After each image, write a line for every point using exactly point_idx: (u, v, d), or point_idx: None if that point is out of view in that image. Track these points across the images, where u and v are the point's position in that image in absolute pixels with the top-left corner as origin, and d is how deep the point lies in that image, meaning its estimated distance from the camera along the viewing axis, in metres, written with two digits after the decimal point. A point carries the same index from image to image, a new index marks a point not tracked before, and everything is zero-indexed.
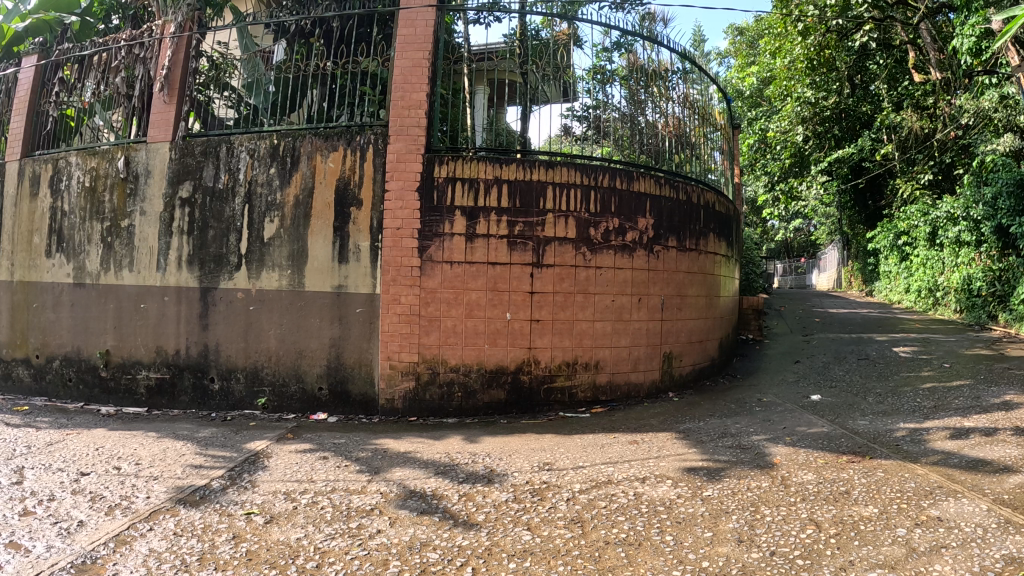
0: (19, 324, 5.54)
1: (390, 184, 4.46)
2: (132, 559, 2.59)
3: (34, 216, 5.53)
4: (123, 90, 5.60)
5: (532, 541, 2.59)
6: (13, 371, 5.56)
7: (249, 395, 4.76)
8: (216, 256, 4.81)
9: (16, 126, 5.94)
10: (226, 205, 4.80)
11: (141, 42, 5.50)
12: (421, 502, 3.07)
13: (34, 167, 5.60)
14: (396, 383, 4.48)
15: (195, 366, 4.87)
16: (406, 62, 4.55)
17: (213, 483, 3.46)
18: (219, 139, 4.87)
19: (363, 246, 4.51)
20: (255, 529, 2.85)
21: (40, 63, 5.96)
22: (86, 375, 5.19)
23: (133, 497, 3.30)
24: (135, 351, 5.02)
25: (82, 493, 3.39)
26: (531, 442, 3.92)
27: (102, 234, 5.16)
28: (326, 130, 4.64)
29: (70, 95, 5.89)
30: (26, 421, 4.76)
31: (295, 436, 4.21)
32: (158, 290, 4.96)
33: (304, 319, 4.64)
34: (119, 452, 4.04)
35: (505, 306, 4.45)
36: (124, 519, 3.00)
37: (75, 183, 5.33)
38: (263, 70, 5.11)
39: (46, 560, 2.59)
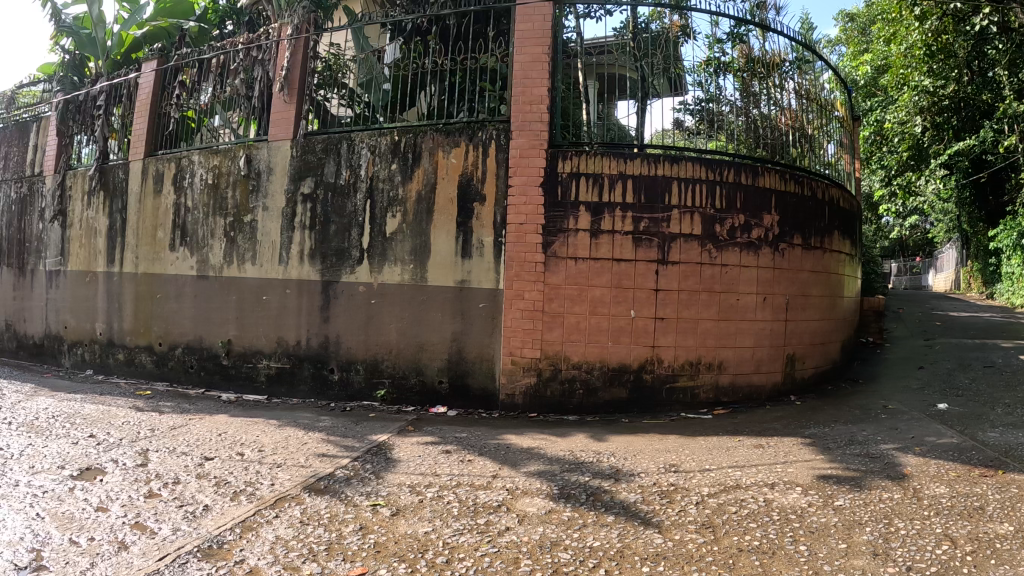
0: (143, 313, 5.86)
1: (514, 179, 4.50)
2: (260, 544, 2.68)
3: (158, 212, 5.81)
4: (242, 92, 5.85)
5: (664, 544, 2.56)
6: (137, 357, 5.88)
7: (368, 386, 4.87)
8: (338, 250, 4.94)
9: (139, 127, 6.29)
10: (348, 200, 4.92)
11: (259, 44, 5.70)
12: (548, 501, 3.07)
13: (158, 166, 5.89)
14: (518, 378, 4.50)
15: (315, 356, 5.02)
16: (525, 57, 4.57)
17: (337, 474, 3.57)
18: (340, 136, 5.00)
19: (487, 242, 4.56)
20: (382, 522, 2.91)
21: (161, 68, 6.30)
22: (207, 363, 5.44)
23: (258, 484, 3.41)
24: (256, 341, 5.22)
25: (208, 477, 3.54)
26: (653, 442, 3.88)
27: (224, 228, 5.38)
28: (447, 126, 4.71)
29: (190, 97, 6.18)
30: (151, 405, 5.02)
31: (416, 430, 4.30)
32: (280, 282, 5.13)
33: (425, 312, 4.71)
34: (243, 439, 4.20)
35: (629, 303, 4.42)
36: (252, 505, 3.11)
37: (198, 180, 5.57)
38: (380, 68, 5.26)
39: (173, 543, 2.70)
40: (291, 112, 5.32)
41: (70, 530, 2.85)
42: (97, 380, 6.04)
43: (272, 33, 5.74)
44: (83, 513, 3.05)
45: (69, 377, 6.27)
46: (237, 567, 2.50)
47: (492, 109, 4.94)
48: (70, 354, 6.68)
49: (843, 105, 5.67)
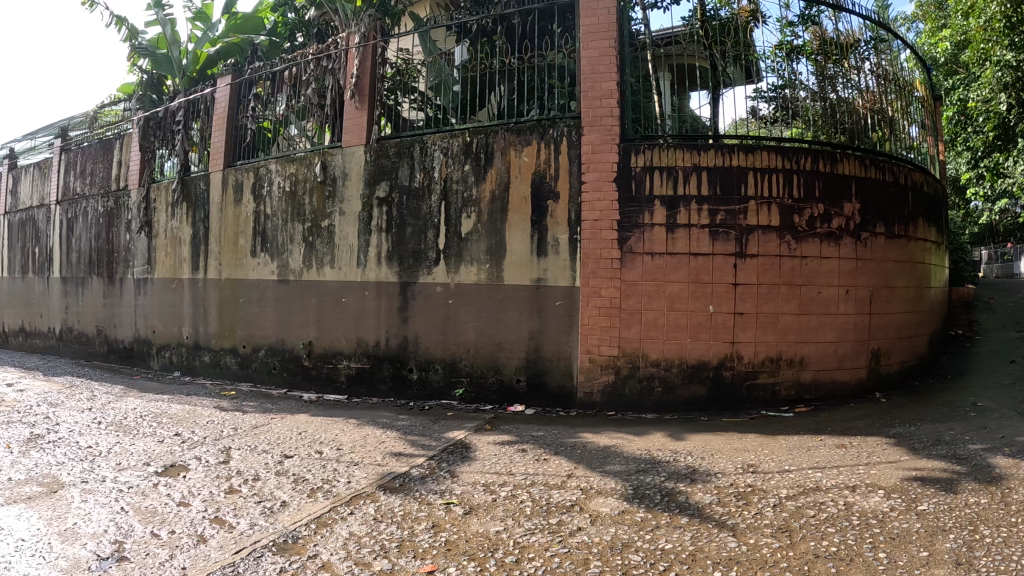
0: (228, 317, 6.21)
1: (587, 175, 4.51)
2: (333, 540, 2.85)
3: (238, 220, 6.14)
4: (315, 100, 5.98)
5: (737, 548, 2.51)
6: (222, 360, 6.28)
7: (447, 385, 4.98)
8: (414, 251, 5.08)
9: (218, 141, 6.54)
10: (423, 202, 5.06)
11: (329, 54, 5.86)
12: (622, 501, 3.07)
13: (237, 176, 6.18)
14: (595, 375, 4.51)
15: (395, 356, 5.17)
16: (593, 52, 4.56)
17: (413, 471, 3.71)
18: (412, 140, 5.13)
19: (562, 240, 4.58)
20: (454, 520, 2.98)
21: (234, 81, 6.56)
22: (289, 363, 5.73)
23: (335, 480, 3.68)
24: (336, 342, 5.44)
25: (286, 475, 3.84)
26: (732, 442, 3.82)
27: (304, 233, 5.63)
28: (518, 124, 4.75)
29: (265, 109, 6.38)
30: (235, 404, 5.33)
31: (493, 428, 4.37)
32: (359, 285, 5.32)
33: (501, 311, 4.78)
34: (322, 438, 4.42)
35: (707, 298, 4.36)
36: (327, 502, 3.35)
37: (275, 188, 5.81)
38: (449, 71, 5.31)
39: (249, 537, 2.96)
40: (363, 118, 5.48)
41: (151, 522, 3.20)
42: (184, 380, 6.53)
43: (340, 42, 5.88)
44: (165, 507, 3.44)
45: (155, 379, 6.81)
46: (310, 562, 2.66)
47: (562, 106, 4.95)
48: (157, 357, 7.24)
49: (923, 85, 5.50)
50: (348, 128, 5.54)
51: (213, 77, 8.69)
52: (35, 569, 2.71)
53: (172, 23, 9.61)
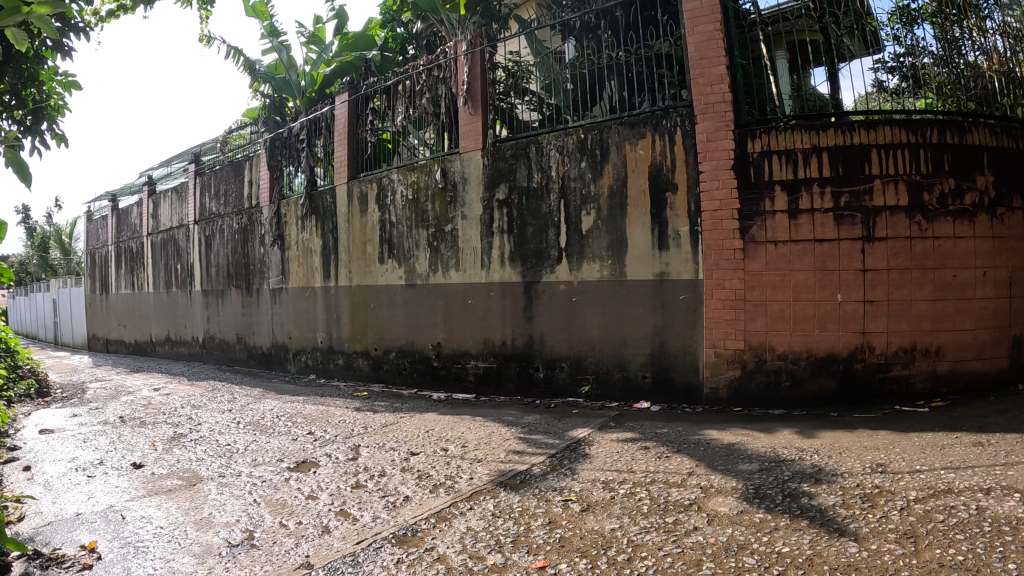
0: (360, 321, 7.07)
1: (705, 164, 4.72)
2: (450, 533, 3.28)
3: (365, 229, 6.98)
4: (431, 110, 6.47)
5: (858, 554, 2.50)
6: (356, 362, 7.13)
7: (573, 381, 5.45)
8: (536, 251, 5.60)
9: (342, 154, 7.36)
10: (543, 202, 5.56)
11: (438, 63, 6.39)
12: (742, 501, 3.13)
13: (362, 188, 7.02)
14: (721, 370, 4.72)
15: (521, 355, 5.71)
16: (698, 38, 4.77)
17: (534, 469, 4.12)
18: (528, 140, 5.66)
19: (683, 231, 4.86)
20: (571, 516, 3.29)
21: (354, 97, 7.31)
22: (419, 364, 6.44)
23: (456, 477, 4.12)
24: (462, 343, 6.08)
25: (411, 471, 4.28)
26: (860, 440, 3.74)
27: (429, 239, 6.36)
28: (631, 118, 5.09)
29: (384, 120, 7.00)
30: (367, 404, 5.90)
31: (618, 425, 4.69)
32: (483, 286, 5.94)
33: (624, 306, 5.17)
34: (448, 435, 4.85)
35: (835, 286, 4.43)
36: (447, 498, 3.80)
37: (398, 196, 6.63)
38: (559, 70, 5.69)
39: (370, 529, 3.47)
40: (479, 122, 6.03)
41: (280, 514, 3.79)
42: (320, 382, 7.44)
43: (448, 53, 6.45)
44: (295, 499, 3.99)
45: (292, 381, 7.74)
46: (426, 553, 3.06)
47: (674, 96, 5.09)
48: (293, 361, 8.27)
49: None
50: (463, 133, 6.10)
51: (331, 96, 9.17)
52: (175, 552, 3.38)
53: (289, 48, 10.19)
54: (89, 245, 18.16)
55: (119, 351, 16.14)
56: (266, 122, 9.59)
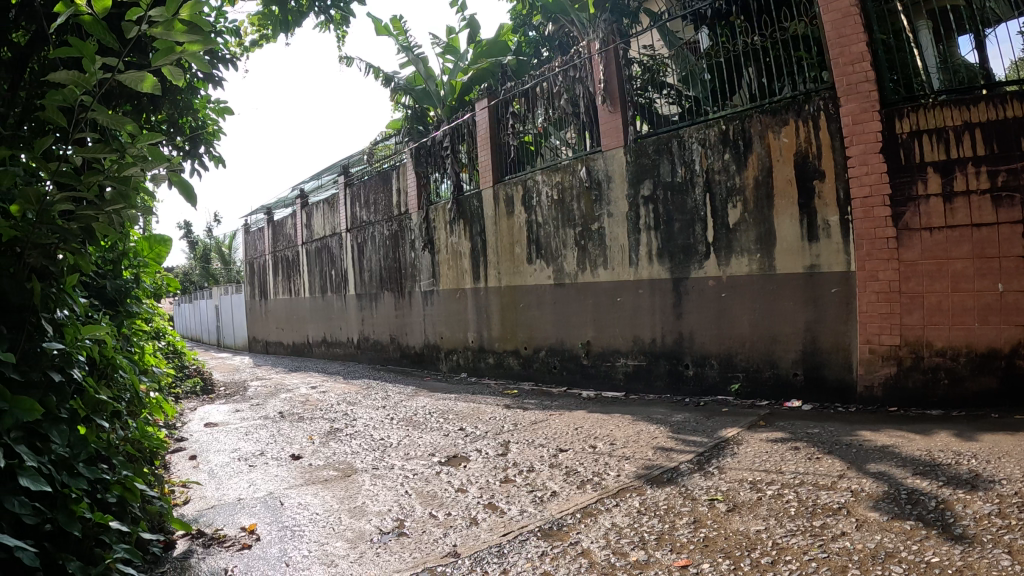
0: (509, 319, 8.08)
1: (853, 148, 4.92)
2: (595, 530, 3.40)
3: (513, 230, 7.96)
4: (570, 109, 7.23)
5: (1009, 567, 2.57)
6: (506, 361, 8.14)
7: (723, 379, 5.83)
8: (684, 247, 6.07)
9: (486, 158, 8.33)
10: (688, 196, 6.02)
11: (574, 65, 7.13)
12: (892, 506, 3.24)
13: (508, 190, 8.01)
14: (876, 368, 4.87)
15: (671, 353, 6.20)
16: (835, 15, 4.99)
17: (681, 467, 4.21)
18: (669, 135, 6.15)
19: (833, 221, 5.09)
20: (717, 516, 3.44)
21: (493, 103, 8.26)
22: (570, 361, 7.23)
23: (603, 474, 4.16)
24: (613, 340, 6.73)
25: (559, 467, 4.36)
26: (1022, 443, 3.80)
27: (576, 238, 7.11)
28: (773, 106, 5.40)
29: (524, 124, 7.88)
30: (517, 402, 6.36)
31: (768, 424, 4.92)
32: (633, 283, 6.54)
33: (774, 301, 5.47)
34: (596, 432, 4.97)
35: (995, 275, 4.44)
36: (595, 494, 3.88)
37: (544, 197, 7.49)
38: (695, 61, 6.09)
39: (518, 522, 3.58)
40: (618, 119, 6.62)
41: (430, 505, 3.96)
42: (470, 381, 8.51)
43: (582, 53, 7.15)
44: (445, 492, 4.15)
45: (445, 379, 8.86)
46: (569, 547, 3.22)
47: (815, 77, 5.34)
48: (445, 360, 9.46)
49: None
50: (605, 131, 6.74)
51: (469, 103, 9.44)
52: (331, 536, 3.64)
53: (425, 60, 10.58)
54: (247, 254, 19.58)
55: (278, 351, 17.47)
56: (409, 132, 10.26)
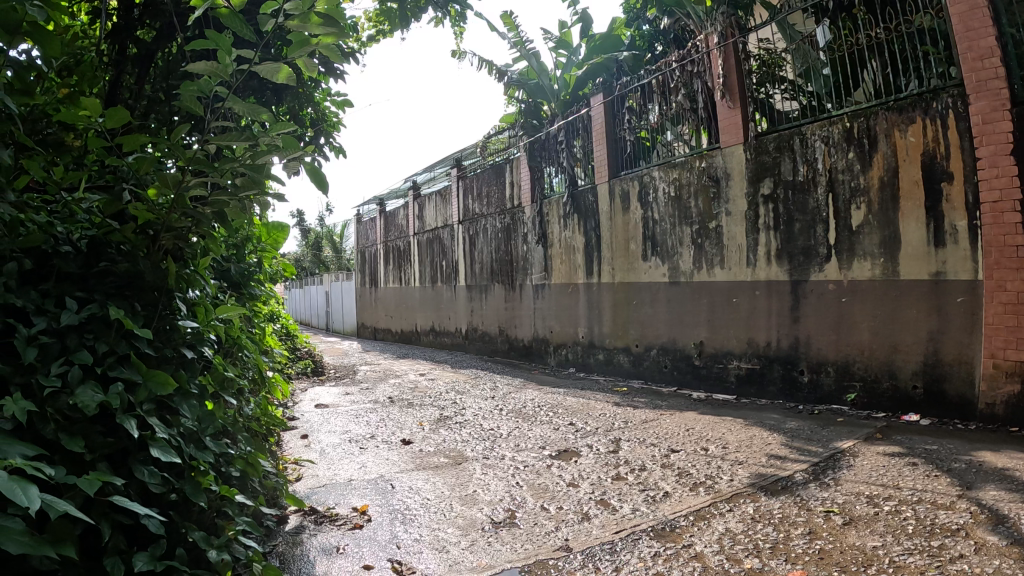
0: (619, 315, 9.00)
1: (983, 149, 4.93)
2: (708, 533, 3.36)
3: (628, 226, 8.75)
4: (686, 103, 7.76)
5: None
6: (617, 357, 9.03)
7: (840, 388, 5.98)
8: (805, 249, 6.32)
9: (602, 152, 9.19)
10: (809, 196, 6.26)
11: (691, 59, 7.59)
12: (1012, 530, 3.15)
13: (623, 186, 8.82)
14: (1000, 384, 4.86)
15: (786, 358, 6.49)
16: (962, 7, 5.02)
17: (796, 476, 4.15)
18: (791, 133, 6.42)
19: (960, 226, 5.14)
20: (832, 529, 3.36)
21: (610, 98, 9.07)
22: (682, 361, 7.77)
23: (716, 478, 4.20)
24: (727, 342, 7.17)
25: (671, 467, 4.46)
26: None
27: (692, 236, 7.66)
28: (899, 103, 5.53)
29: (640, 120, 8.60)
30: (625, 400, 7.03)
31: (884, 437, 4.90)
32: (750, 284, 6.91)
33: (896, 308, 5.55)
34: (708, 436, 5.15)
35: None
36: (708, 497, 3.87)
37: (660, 192, 8.14)
38: (815, 55, 6.42)
39: (630, 521, 3.58)
40: (739, 114, 7.02)
41: (542, 498, 4.02)
42: (578, 375, 9.58)
43: (700, 47, 7.57)
44: (556, 486, 4.21)
45: (554, 373, 10.03)
46: (682, 549, 3.19)
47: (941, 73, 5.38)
48: (555, 353, 10.57)
49: None
50: (722, 126, 7.17)
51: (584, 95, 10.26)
52: (443, 521, 3.73)
53: (537, 55, 10.66)
54: (358, 244, 20.36)
55: (385, 338, 18.11)
56: (525, 126, 11.42)
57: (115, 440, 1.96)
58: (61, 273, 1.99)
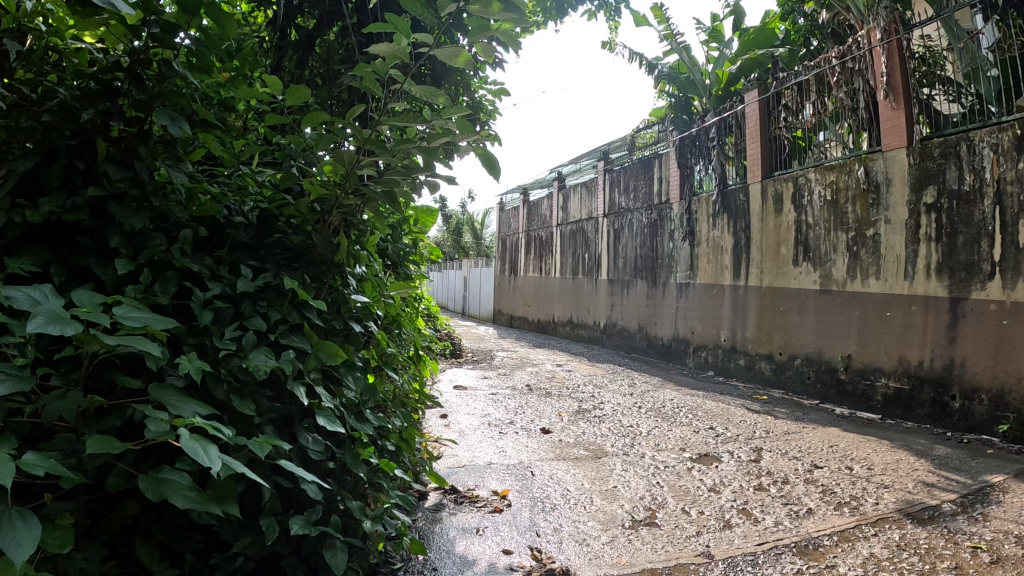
0: (767, 322, 9.66)
1: None
2: (851, 555, 3.52)
3: (782, 230, 9.41)
4: (847, 103, 8.15)
5: None
6: (759, 363, 9.82)
7: (992, 418, 5.95)
8: (967, 266, 6.31)
9: (757, 149, 9.84)
10: (975, 207, 6.24)
11: (853, 57, 7.95)
12: None
13: (777, 188, 9.48)
14: None
15: (936, 382, 6.61)
16: None
17: (943, 506, 4.21)
18: (957, 140, 6.45)
19: None
20: (977, 566, 3.38)
21: (763, 96, 9.61)
22: (828, 376, 8.37)
23: (861, 499, 4.46)
24: (875, 359, 7.58)
25: (816, 484, 4.92)
26: None
27: (847, 243, 8.13)
28: None
29: (796, 118, 9.16)
30: (767, 410, 8.23)
31: None
32: (907, 299, 7.03)
33: None
34: (853, 455, 5.82)
35: None
36: (853, 519, 4.08)
37: (817, 198, 8.73)
38: (980, 59, 6.60)
39: (775, 535, 3.90)
40: (903, 116, 7.07)
41: (685, 501, 4.65)
42: (719, 379, 10.43)
43: (860, 45, 7.90)
44: (700, 491, 4.86)
45: (692, 375, 10.96)
46: (826, 568, 3.37)
47: None
48: (693, 355, 11.43)
49: None
50: (887, 129, 7.29)
51: (737, 92, 10.55)
52: (590, 517, 4.32)
53: (688, 48, 10.47)
54: (501, 231, 20.74)
55: (519, 326, 18.42)
56: (674, 120, 11.84)
57: (281, 406, 2.28)
58: (235, 242, 2.44)
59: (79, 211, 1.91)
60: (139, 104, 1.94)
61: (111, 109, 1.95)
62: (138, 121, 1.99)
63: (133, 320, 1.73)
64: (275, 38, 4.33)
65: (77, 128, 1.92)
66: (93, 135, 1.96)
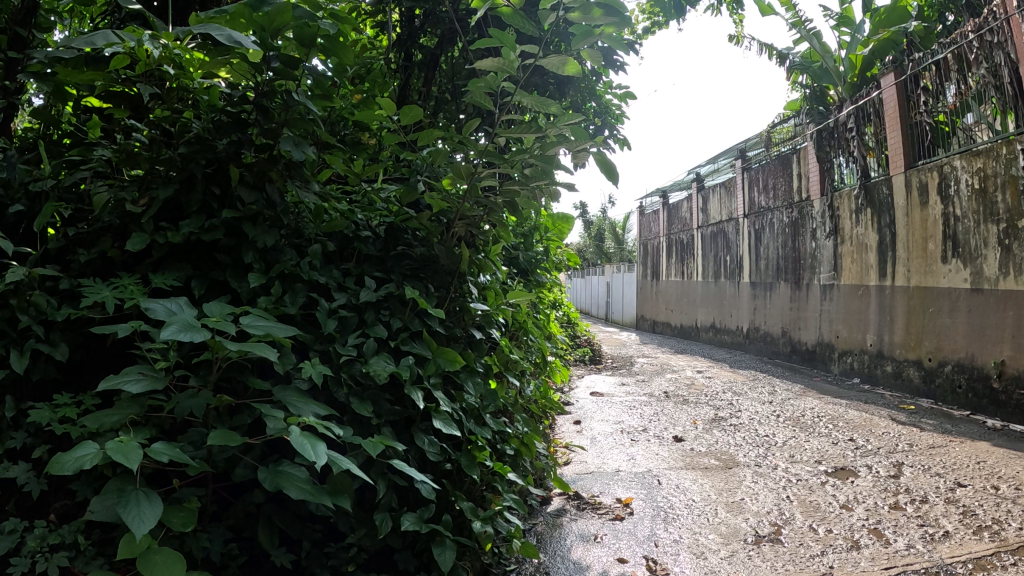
0: (916, 327, 8.84)
1: None
2: None
3: (928, 225, 8.59)
4: (991, 80, 7.30)
5: None
6: (906, 369, 8.96)
7: None
8: None
9: (897, 138, 9.05)
10: None
11: (990, 28, 7.18)
12: None
13: (921, 178, 8.68)
14: None
15: None
16: None
17: None
18: None
19: None
20: None
21: (901, 80, 8.92)
22: (980, 386, 7.54)
23: (1003, 524, 4.25)
24: None
25: (957, 505, 4.69)
26: None
27: (998, 235, 7.38)
28: None
29: (936, 102, 8.36)
30: (912, 420, 7.49)
31: None
32: None
33: None
34: (1000, 473, 5.43)
35: None
36: (993, 546, 3.89)
37: (965, 187, 7.88)
38: None
39: (905, 559, 3.72)
40: None
41: (813, 518, 4.43)
42: (864, 387, 9.55)
43: (998, 15, 7.14)
44: (830, 507, 4.66)
45: (836, 382, 10.15)
46: None
47: None
48: (839, 361, 10.66)
49: None
50: None
51: (873, 76, 9.94)
52: (709, 529, 4.23)
53: (818, 36, 9.96)
54: (642, 236, 20.54)
55: (663, 332, 18.12)
56: (809, 112, 11.21)
57: (401, 409, 2.43)
58: (362, 254, 2.68)
59: (215, 231, 2.13)
60: (267, 132, 2.12)
61: (242, 139, 2.14)
62: (268, 147, 2.17)
63: (257, 328, 1.84)
64: (400, 58, 4.47)
65: (213, 157, 2.13)
66: (228, 162, 2.16)
